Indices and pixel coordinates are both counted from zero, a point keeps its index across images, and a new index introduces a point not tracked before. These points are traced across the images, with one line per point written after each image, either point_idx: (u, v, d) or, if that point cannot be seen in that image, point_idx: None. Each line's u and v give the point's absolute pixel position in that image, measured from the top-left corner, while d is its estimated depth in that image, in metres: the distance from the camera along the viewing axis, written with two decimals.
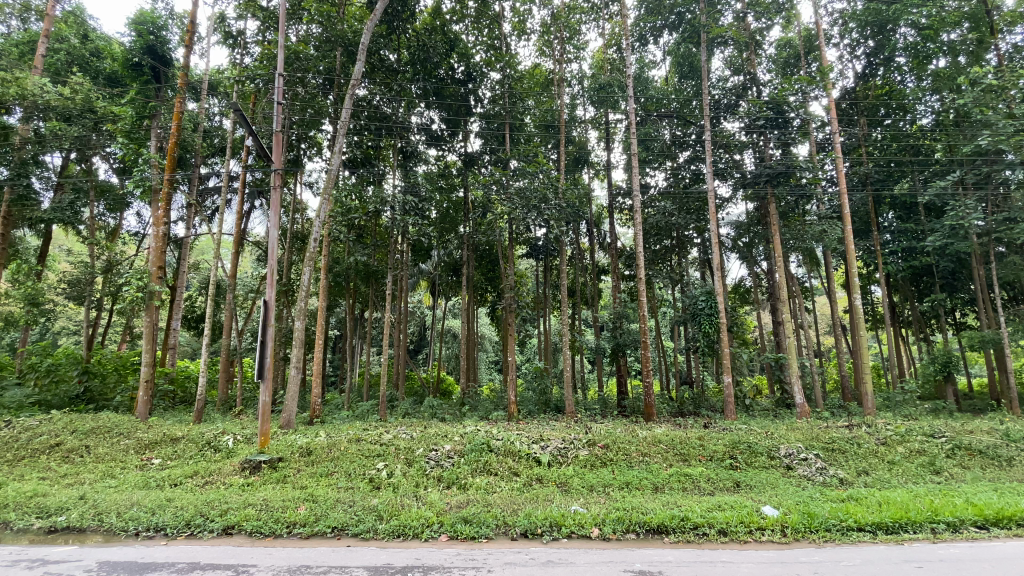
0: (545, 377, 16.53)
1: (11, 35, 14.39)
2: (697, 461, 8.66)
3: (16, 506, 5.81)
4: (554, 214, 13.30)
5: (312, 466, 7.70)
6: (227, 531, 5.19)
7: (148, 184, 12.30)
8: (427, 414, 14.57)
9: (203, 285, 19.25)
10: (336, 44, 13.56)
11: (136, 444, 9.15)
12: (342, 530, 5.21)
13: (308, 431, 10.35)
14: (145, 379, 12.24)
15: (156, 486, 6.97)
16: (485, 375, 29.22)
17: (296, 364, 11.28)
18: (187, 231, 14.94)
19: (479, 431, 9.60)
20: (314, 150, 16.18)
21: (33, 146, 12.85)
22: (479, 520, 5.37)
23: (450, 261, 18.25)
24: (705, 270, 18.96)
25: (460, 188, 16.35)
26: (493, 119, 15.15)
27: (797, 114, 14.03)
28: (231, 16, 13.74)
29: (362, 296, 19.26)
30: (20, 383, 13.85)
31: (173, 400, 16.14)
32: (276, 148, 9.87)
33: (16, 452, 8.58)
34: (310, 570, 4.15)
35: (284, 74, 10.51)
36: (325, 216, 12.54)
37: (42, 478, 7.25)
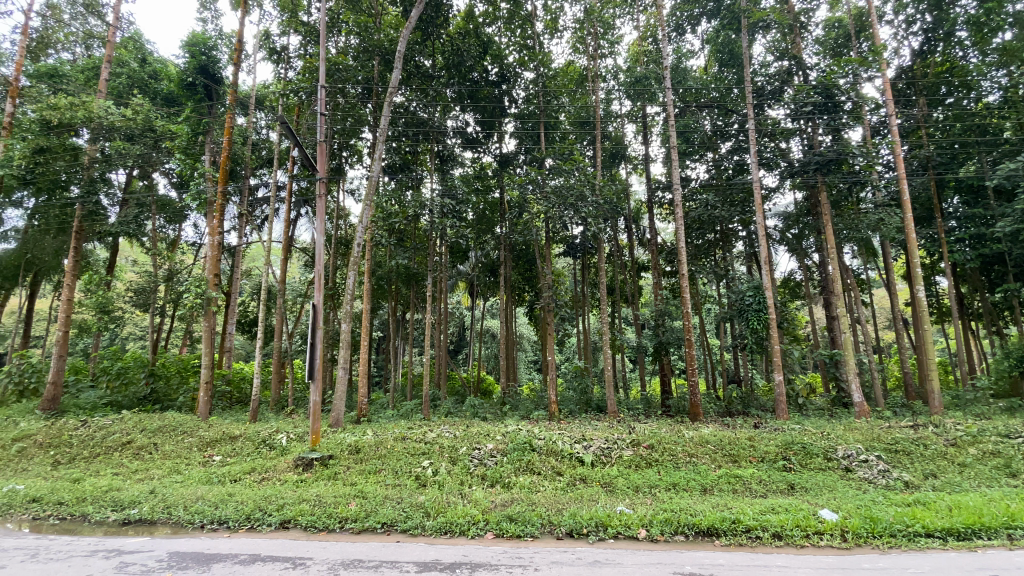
0: (585, 377, 16.37)
1: (76, 62, 15.62)
2: (747, 462, 8.37)
3: (94, 500, 6.26)
4: (591, 211, 13.09)
5: (361, 464, 7.94)
6: (284, 525, 5.43)
7: (204, 197, 13.00)
8: (469, 413, 14.68)
9: (255, 290, 20.22)
10: (373, 54, 13.93)
11: (199, 442, 9.69)
12: (391, 525, 5.33)
13: (356, 430, 10.66)
14: (206, 380, 12.89)
15: (218, 482, 7.36)
16: (525, 375, 29.39)
17: (343, 365, 11.41)
18: (239, 239, 15.64)
19: (521, 430, 9.58)
20: (355, 158, 16.71)
21: (100, 165, 13.72)
22: (524, 518, 5.39)
23: (488, 261, 18.34)
24: (752, 264, 18.24)
25: (495, 189, 16.46)
26: (527, 119, 15.14)
27: (849, 97, 13.30)
28: (275, 33, 14.34)
29: (403, 298, 19.65)
30: (95, 385, 15.15)
31: (227, 400, 16.78)
32: (320, 158, 10.20)
33: (92, 449, 9.25)
34: (363, 564, 4.26)
35: (326, 84, 10.80)
36: (367, 221, 12.87)
37: (115, 474, 7.82)
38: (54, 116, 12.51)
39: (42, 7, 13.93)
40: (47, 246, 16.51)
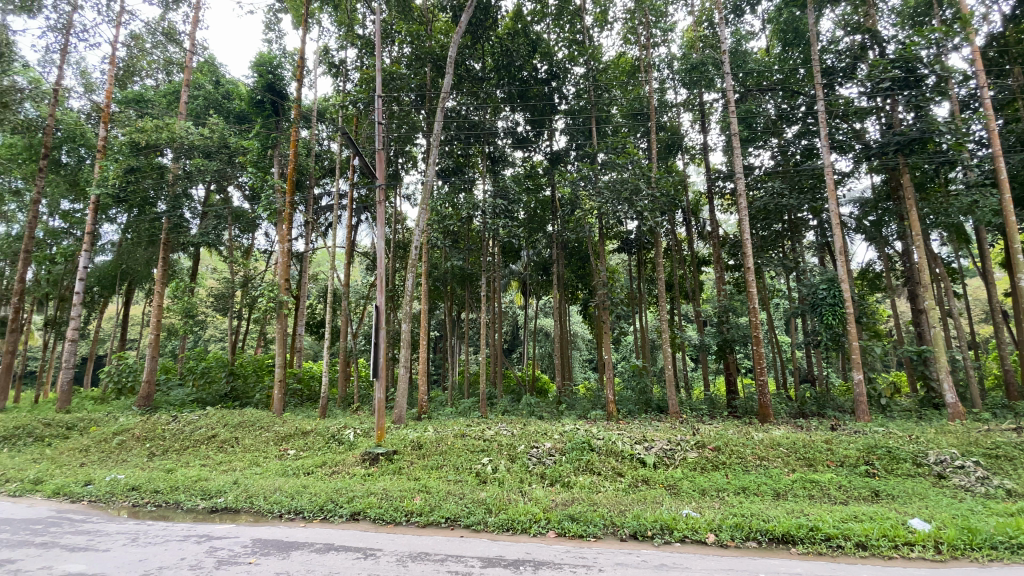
0: (644, 376, 15.99)
1: (159, 87, 17.09)
2: (824, 467, 7.86)
3: (186, 489, 6.85)
4: (647, 204, 12.70)
5: (423, 459, 8.18)
6: (354, 517, 5.68)
7: (274, 207, 13.89)
8: (525, 412, 14.75)
9: (321, 294, 21.37)
10: (425, 61, 14.29)
11: (275, 436, 10.35)
12: (454, 521, 5.45)
13: (418, 427, 10.99)
14: (279, 378, 13.71)
15: (292, 474, 7.84)
16: (580, 374, 29.18)
17: (403, 364, 11.69)
18: (306, 246, 16.51)
19: (579, 430, 9.49)
20: (410, 164, 17.25)
21: (183, 181, 14.95)
22: (586, 518, 5.33)
23: (540, 260, 18.35)
24: (824, 255, 17.07)
25: (547, 187, 16.46)
26: (578, 115, 14.96)
27: (932, 70, 12.18)
28: (333, 48, 15.06)
29: (458, 298, 20.03)
30: (183, 383, 16.53)
31: (298, 398, 17.79)
32: (378, 165, 10.57)
33: (183, 442, 10.12)
34: (429, 557, 4.38)
35: (382, 93, 11.18)
36: (423, 225, 13.24)
37: (203, 465, 8.52)
38: (142, 138, 13.74)
39: (128, 40, 15.33)
40: (139, 257, 18.27)
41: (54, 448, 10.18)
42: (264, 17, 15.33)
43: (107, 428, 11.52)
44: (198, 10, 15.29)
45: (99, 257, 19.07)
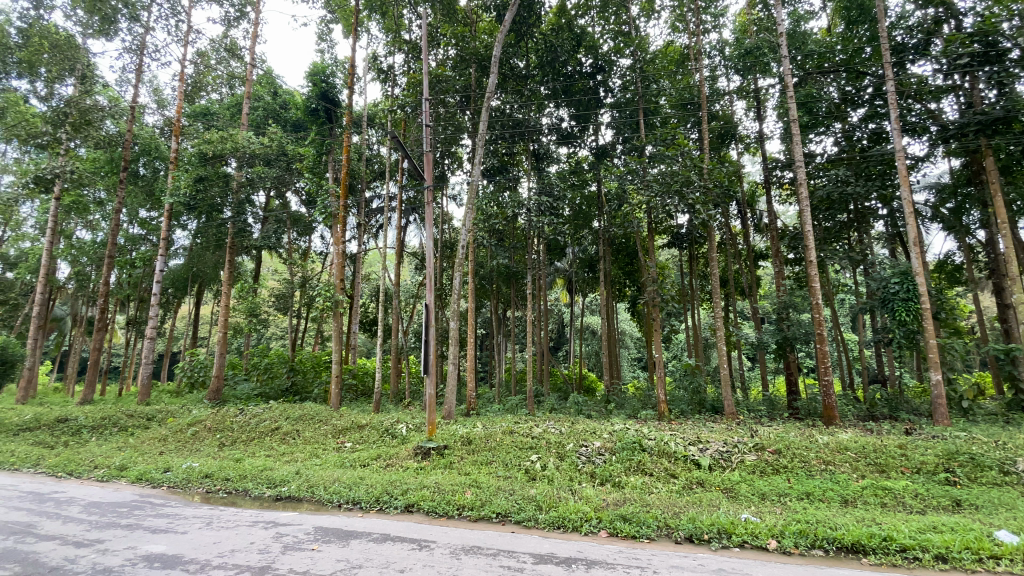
0: (697, 376, 15.49)
1: (222, 100, 18.16)
2: (898, 473, 7.33)
3: (252, 478, 7.29)
4: (699, 197, 12.27)
5: (473, 455, 8.31)
6: (408, 509, 5.85)
7: (329, 211, 14.53)
8: (573, 410, 14.69)
9: (373, 293, 22.12)
10: (470, 62, 14.48)
11: (333, 429, 10.80)
12: (505, 516, 5.50)
13: (467, 423, 11.15)
14: (335, 374, 14.31)
15: (349, 466, 8.17)
16: (629, 373, 28.70)
17: (451, 361, 11.88)
18: (359, 247, 17.12)
19: (629, 429, 9.32)
20: (456, 164, 17.53)
21: (246, 188, 15.86)
22: (638, 519, 5.24)
23: (586, 256, 18.15)
24: (895, 247, 15.89)
25: (592, 182, 16.27)
26: (624, 108, 14.59)
27: (1017, 43, 11.10)
28: (382, 54, 15.51)
29: (505, 295, 20.17)
30: (248, 378, 17.55)
31: (353, 393, 18.50)
32: (426, 167, 10.81)
33: (249, 434, 10.77)
34: (482, 551, 4.44)
35: (430, 96, 11.39)
36: (470, 224, 13.41)
37: (268, 456, 9.03)
38: (209, 149, 14.69)
39: (195, 57, 16.44)
40: (208, 260, 19.60)
41: (137, 437, 11.09)
42: (317, 28, 16.01)
43: (182, 419, 12.42)
44: (256, 25, 16.18)
45: (173, 261, 20.58)
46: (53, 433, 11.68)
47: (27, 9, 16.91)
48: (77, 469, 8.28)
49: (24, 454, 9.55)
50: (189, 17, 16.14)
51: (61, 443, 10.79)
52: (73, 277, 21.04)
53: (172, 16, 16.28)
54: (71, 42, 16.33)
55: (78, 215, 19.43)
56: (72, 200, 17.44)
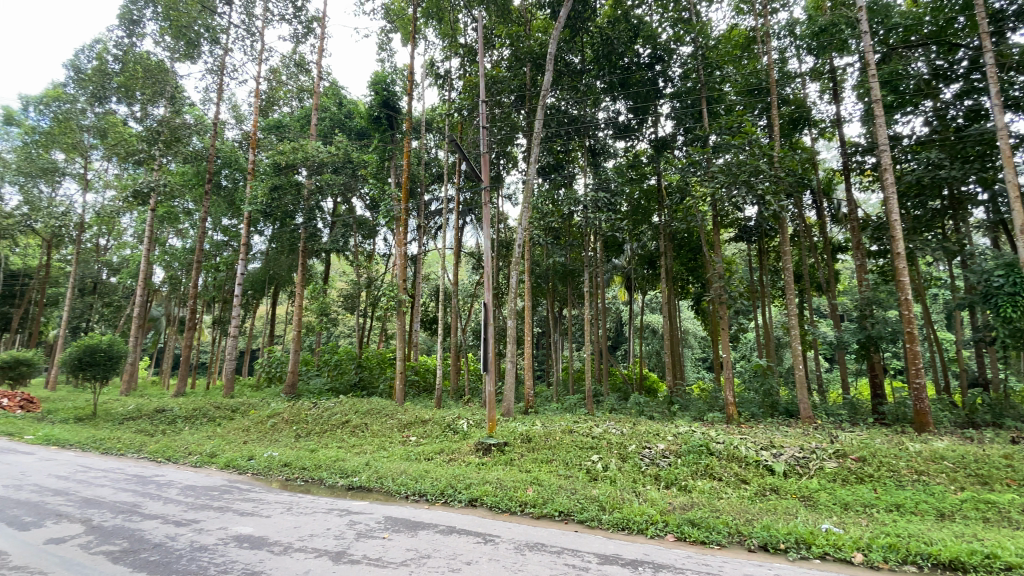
0: (769, 376, 14.62)
1: (293, 112, 19.32)
2: (1004, 486, 6.59)
3: (327, 467, 7.73)
4: (768, 187, 11.59)
5: (533, 452, 8.34)
6: (472, 503, 5.98)
7: (391, 214, 15.12)
8: (634, 410, 14.39)
9: (433, 292, 22.75)
10: (525, 61, 14.52)
11: (398, 424, 11.23)
12: (568, 515, 5.49)
13: (527, 421, 11.21)
14: (399, 371, 14.87)
15: (414, 459, 8.47)
16: (693, 373, 27.67)
17: (510, 359, 11.96)
18: (420, 248, 17.65)
19: (694, 432, 9.00)
20: (511, 164, 17.67)
21: (316, 195, 16.83)
22: (708, 525, 5.05)
23: (646, 253, 17.68)
24: (998, 236, 14.26)
25: (652, 175, 15.79)
26: (686, 97, 14.05)
27: None
28: (439, 60, 15.93)
29: (561, 294, 20.07)
30: (320, 373, 18.62)
31: (415, 389, 19.14)
32: (483, 168, 10.96)
33: (322, 426, 11.42)
34: (546, 548, 4.45)
35: (486, 99, 11.56)
36: (526, 223, 13.48)
37: (339, 447, 9.53)
38: (282, 159, 15.74)
39: (268, 74, 17.64)
40: (283, 263, 21.00)
41: (224, 427, 12.09)
42: (377, 39, 16.67)
43: (262, 411, 13.38)
44: (322, 40, 17.09)
45: (252, 264, 22.21)
46: (153, 421, 12.99)
47: (122, 38, 18.89)
48: (173, 455, 9.14)
49: (130, 441, 10.65)
50: (262, 37, 17.35)
51: (160, 431, 11.95)
52: (167, 280, 23.22)
53: (247, 37, 17.55)
54: (161, 66, 18.04)
55: (170, 224, 21.43)
56: (165, 211, 19.26)
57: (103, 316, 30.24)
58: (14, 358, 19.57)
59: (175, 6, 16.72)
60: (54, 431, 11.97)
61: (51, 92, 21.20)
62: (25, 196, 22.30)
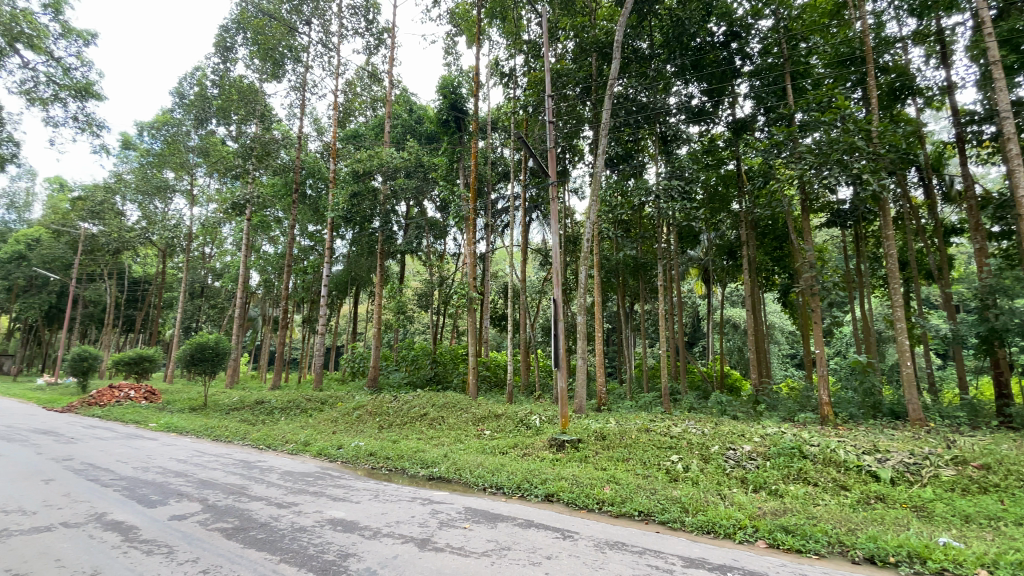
0: (869, 374, 13.32)
1: (368, 121, 20.33)
2: None
3: (409, 458, 8.10)
4: (866, 164, 10.50)
5: (608, 450, 8.22)
6: (549, 498, 6.01)
7: (460, 214, 15.51)
8: (715, 410, 13.70)
9: (502, 290, 23.07)
10: (590, 51, 14.23)
11: (472, 417, 11.53)
12: (648, 515, 5.35)
13: (600, 418, 11.04)
14: (472, 366, 15.21)
15: (490, 452, 8.64)
16: (780, 370, 25.91)
17: (580, 355, 11.80)
18: (488, 246, 17.93)
19: (784, 433, 8.40)
20: (577, 157, 17.45)
21: (390, 199, 17.56)
22: (803, 533, 4.71)
23: (724, 243, 16.82)
24: None
25: (729, 160, 14.95)
26: (766, 74, 13.10)
27: None
28: (503, 59, 16.06)
29: (633, 288, 19.55)
30: (398, 368, 19.54)
31: (487, 384, 19.54)
32: (549, 163, 10.84)
33: (403, 418, 11.98)
34: (627, 548, 4.36)
35: (552, 92, 11.42)
36: (595, 216, 13.27)
37: (419, 439, 9.95)
38: (360, 167, 16.70)
39: (345, 86, 18.78)
40: (363, 265, 22.26)
41: (315, 418, 13.06)
42: (443, 44, 17.13)
43: (348, 403, 14.29)
44: (393, 49, 17.86)
45: (335, 267, 23.74)
46: (255, 412, 14.29)
47: (218, 64, 20.83)
48: (272, 443, 10.01)
49: (235, 429, 11.79)
50: (338, 52, 18.45)
51: (261, 421, 13.13)
52: (263, 283, 25.43)
53: (325, 53, 18.75)
54: (251, 88, 19.76)
55: (264, 232, 23.44)
56: (259, 220, 21.05)
57: (210, 316, 33.69)
58: (140, 355, 22.35)
59: (262, 31, 18.11)
60: (173, 419, 13.53)
61: (161, 118, 23.86)
62: (145, 211, 25.36)
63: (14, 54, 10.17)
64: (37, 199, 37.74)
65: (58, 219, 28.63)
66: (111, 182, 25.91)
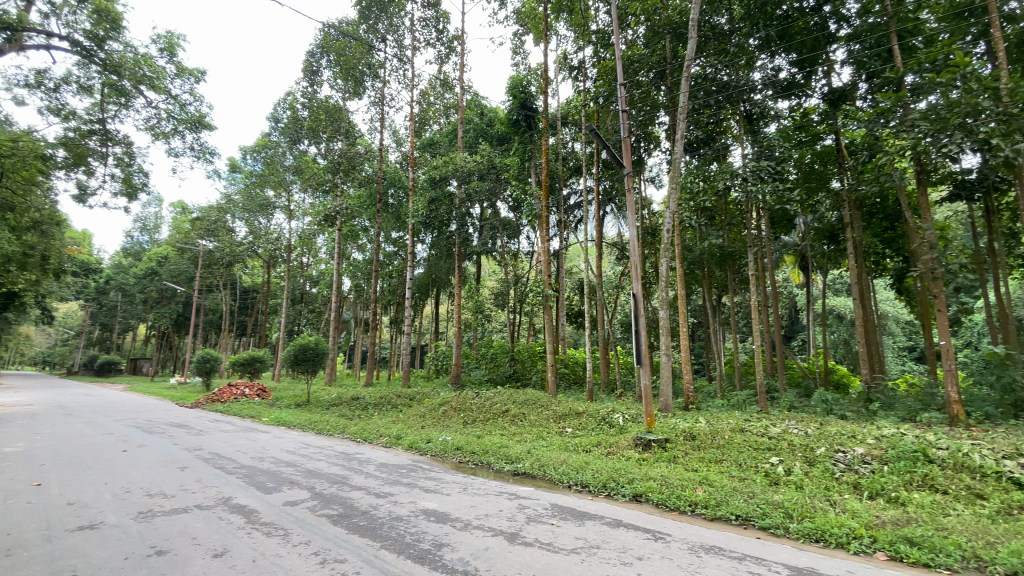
0: (1012, 367, 11.49)
1: (442, 127, 21.03)
2: None
3: (494, 454, 8.29)
4: (996, 127, 9.07)
5: (699, 451, 7.85)
6: (637, 498, 5.87)
7: (533, 212, 15.54)
8: (819, 409, 12.56)
9: (578, 286, 22.84)
10: (664, 33, 13.62)
11: (554, 414, 11.54)
12: (746, 520, 5.05)
13: (688, 416, 10.59)
14: (550, 364, 15.17)
15: (573, 450, 8.61)
16: (895, 365, 23.26)
17: (664, 352, 11.36)
18: (563, 242, 17.84)
19: (903, 434, 7.54)
20: (652, 145, 16.84)
21: (465, 201, 18.04)
22: (931, 545, 4.20)
23: (823, 226, 15.36)
24: None
25: (827, 135, 13.67)
26: (867, 36, 11.82)
27: None
28: (571, 52, 15.88)
29: (719, 278, 18.45)
30: (479, 366, 20.03)
31: (566, 381, 19.46)
32: (624, 154, 10.53)
33: (486, 414, 12.27)
34: (725, 553, 4.14)
35: (624, 80, 11.04)
36: (675, 205, 12.70)
37: (503, 435, 10.13)
38: (436, 173, 17.40)
39: (420, 96, 19.63)
40: (442, 266, 23.12)
41: (405, 413, 13.79)
42: (511, 44, 17.31)
43: (434, 400, 14.88)
44: (463, 56, 18.34)
45: (417, 270, 24.85)
46: (351, 407, 15.38)
47: (307, 87, 22.59)
48: (368, 436, 10.70)
49: (335, 424, 12.74)
50: (413, 64, 19.27)
51: (357, 416, 14.10)
52: (354, 288, 27.27)
53: (400, 66, 19.67)
54: (336, 107, 21.26)
55: (353, 241, 25.13)
56: (348, 229, 22.58)
57: (309, 320, 36.74)
58: (252, 356, 24.86)
59: (343, 52, 19.34)
60: (283, 414, 14.91)
61: (261, 142, 26.35)
62: (252, 227, 28.18)
63: (138, 95, 11.52)
64: (164, 222, 43.13)
65: (182, 238, 32.56)
66: (222, 203, 29.07)
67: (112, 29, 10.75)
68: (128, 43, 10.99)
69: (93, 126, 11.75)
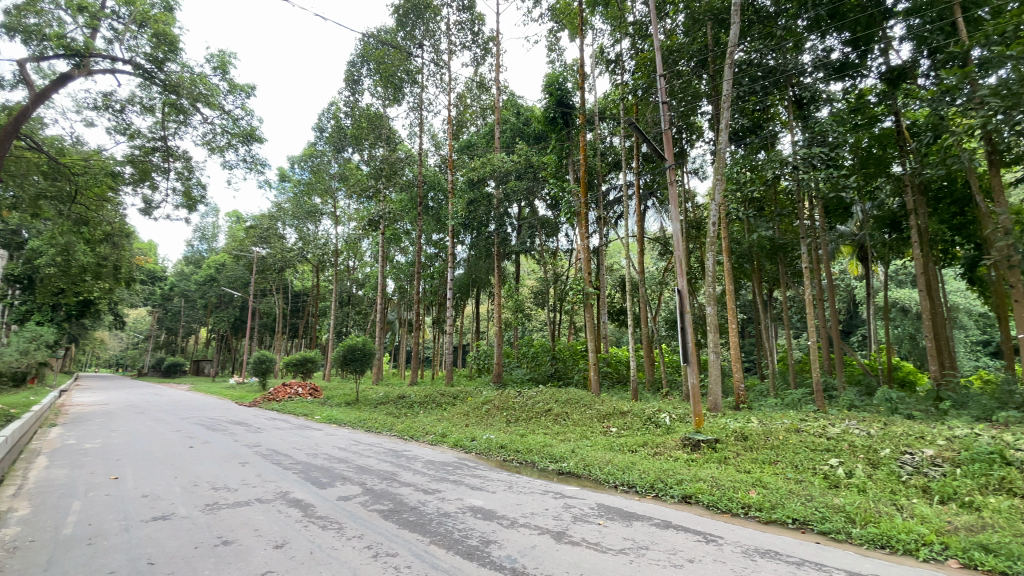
0: None
1: (479, 129, 21.22)
2: None
3: (538, 452, 8.29)
4: None
5: (751, 452, 7.56)
6: (686, 499, 5.72)
7: (572, 209, 15.39)
8: (883, 408, 11.81)
9: (620, 283, 22.47)
10: (704, 20, 13.20)
11: (597, 414, 11.41)
12: (804, 524, 4.82)
13: (738, 416, 10.22)
14: (592, 363, 14.95)
15: (618, 450, 8.49)
16: (967, 360, 21.59)
17: (711, 349, 10.98)
18: (602, 239, 17.60)
19: (978, 435, 7.00)
20: (694, 136, 16.35)
21: (503, 200, 18.11)
22: (1012, 553, 3.88)
23: (882, 213, 14.45)
24: None
25: (885, 116, 12.85)
26: (929, 9, 11.01)
27: None
28: (607, 46, 15.64)
29: (768, 272, 17.69)
30: (520, 365, 20.05)
31: (609, 380, 19.19)
32: (665, 146, 10.23)
33: (529, 414, 12.27)
34: (781, 557, 3.98)
35: (663, 71, 10.75)
36: (720, 197, 12.25)
37: (546, 434, 10.12)
38: (475, 175, 17.57)
39: (457, 99, 19.86)
40: (482, 266, 23.32)
41: (449, 412, 14.01)
42: (546, 42, 17.23)
43: (476, 399, 15.04)
44: (499, 56, 18.42)
45: (458, 270, 25.16)
46: (397, 406, 15.78)
47: (349, 97, 23.31)
48: (415, 434, 10.96)
49: (382, 422, 13.11)
50: (449, 67, 19.52)
51: (403, 414, 14.44)
52: (397, 289, 27.93)
53: (437, 71, 19.97)
54: (377, 114, 21.84)
55: (396, 244, 25.75)
56: (391, 232, 23.16)
57: (356, 322, 37.93)
58: (304, 357, 25.93)
59: (382, 60, 19.82)
60: (333, 413, 15.47)
61: (308, 151, 27.42)
62: (301, 233, 29.39)
63: (195, 112, 12.25)
64: (221, 231, 45.58)
65: (237, 246, 34.36)
66: (273, 211, 30.46)
67: (170, 52, 11.50)
68: (185, 64, 11.72)
69: (156, 143, 12.59)
